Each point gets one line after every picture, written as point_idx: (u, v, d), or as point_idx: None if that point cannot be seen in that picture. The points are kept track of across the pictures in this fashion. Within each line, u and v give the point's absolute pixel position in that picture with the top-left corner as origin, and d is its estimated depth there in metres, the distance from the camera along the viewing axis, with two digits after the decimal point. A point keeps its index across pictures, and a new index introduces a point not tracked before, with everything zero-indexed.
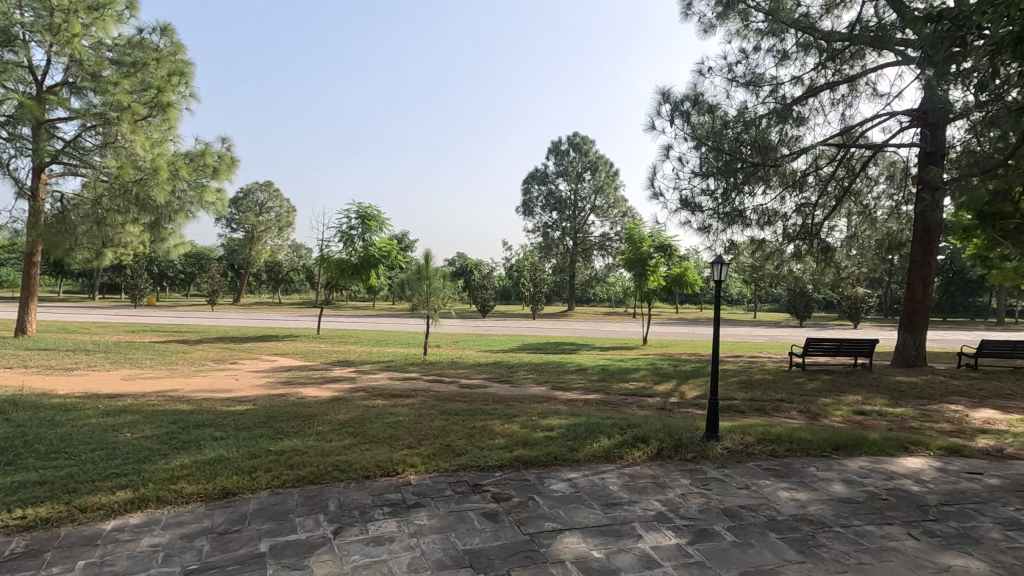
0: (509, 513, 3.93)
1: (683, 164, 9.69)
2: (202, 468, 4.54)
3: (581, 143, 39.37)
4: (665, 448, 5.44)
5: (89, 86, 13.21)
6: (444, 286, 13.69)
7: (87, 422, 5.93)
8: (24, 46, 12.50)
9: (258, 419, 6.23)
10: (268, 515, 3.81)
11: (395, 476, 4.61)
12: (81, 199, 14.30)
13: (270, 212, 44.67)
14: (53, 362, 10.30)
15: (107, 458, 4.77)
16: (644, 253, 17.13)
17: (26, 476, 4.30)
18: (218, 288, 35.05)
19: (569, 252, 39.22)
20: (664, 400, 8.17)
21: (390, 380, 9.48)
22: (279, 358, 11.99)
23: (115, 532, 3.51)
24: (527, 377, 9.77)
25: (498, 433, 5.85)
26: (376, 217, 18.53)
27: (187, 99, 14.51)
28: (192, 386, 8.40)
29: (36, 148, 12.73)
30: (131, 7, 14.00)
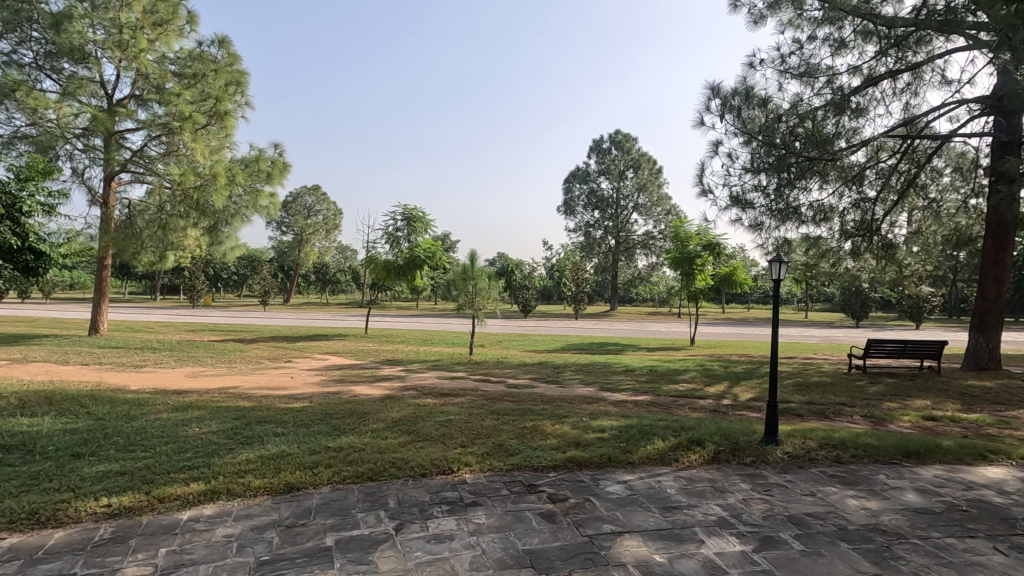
0: (567, 513, 3.91)
1: (732, 160, 9.42)
2: (267, 464, 4.71)
3: (623, 141, 38.92)
4: (722, 452, 5.31)
5: (155, 98, 13.93)
6: (489, 286, 13.77)
7: (158, 416, 6.26)
8: (96, 62, 13.31)
9: (315, 416, 6.42)
10: (331, 510, 3.92)
11: (450, 475, 4.66)
12: (147, 205, 15.16)
13: (318, 215, 46.08)
14: (123, 359, 10.90)
15: (179, 451, 5.01)
16: (690, 252, 16.73)
17: (108, 467, 4.58)
18: (270, 288, 36.38)
19: (612, 251, 38.78)
20: (716, 402, 7.97)
21: (438, 379, 9.59)
22: (330, 357, 12.30)
23: (191, 522, 3.68)
24: (574, 378, 9.71)
25: (550, 433, 5.85)
26: (421, 218, 18.86)
27: (243, 108, 15.13)
28: (251, 383, 8.74)
29: (107, 158, 13.55)
30: (191, 22, 14.67)
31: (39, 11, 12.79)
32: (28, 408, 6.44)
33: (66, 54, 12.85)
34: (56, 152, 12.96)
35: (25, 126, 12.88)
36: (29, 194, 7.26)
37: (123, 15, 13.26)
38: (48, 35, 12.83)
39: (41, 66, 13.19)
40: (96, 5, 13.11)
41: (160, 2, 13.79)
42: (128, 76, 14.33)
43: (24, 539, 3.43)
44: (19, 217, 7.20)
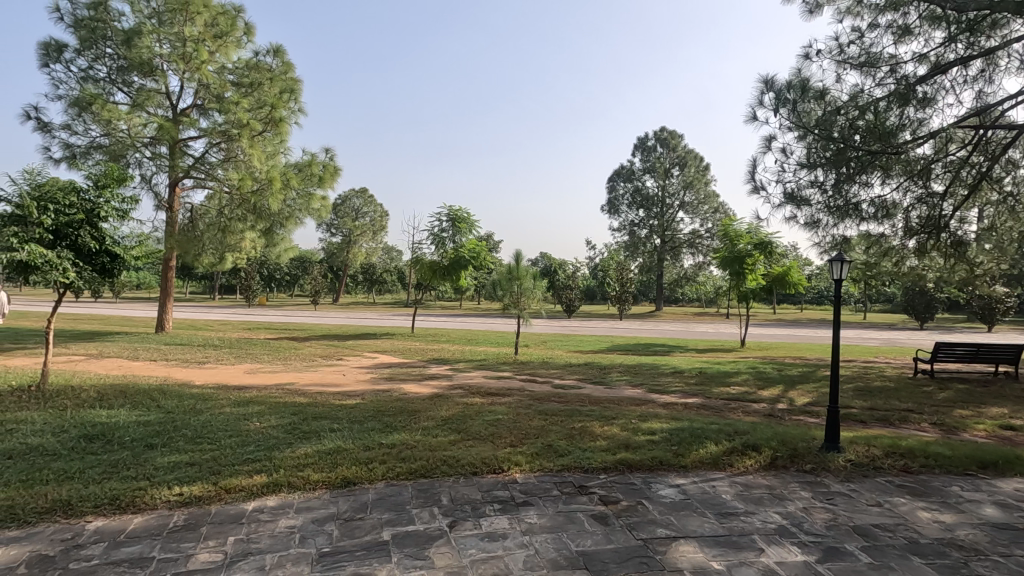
0: (619, 516, 3.88)
1: (787, 156, 9.10)
2: (324, 458, 4.87)
3: (668, 138, 38.25)
4: (779, 458, 5.13)
5: (215, 107, 14.58)
6: (535, 286, 13.79)
7: (222, 411, 6.58)
8: (162, 74, 14.08)
9: (367, 413, 6.60)
10: (386, 505, 4.02)
11: (501, 473, 4.70)
12: (207, 209, 15.92)
13: (365, 217, 47.35)
14: (188, 356, 11.51)
15: (242, 444, 5.25)
16: (741, 251, 16.19)
17: (179, 458, 4.84)
18: (320, 288, 37.61)
19: (657, 251, 38.10)
20: (771, 406, 7.71)
21: (484, 378, 9.66)
22: (379, 356, 12.60)
23: (256, 513, 3.85)
24: (621, 379, 9.59)
25: (599, 434, 5.80)
26: (465, 219, 19.11)
27: (296, 114, 15.72)
28: (305, 380, 9.06)
29: (172, 165, 14.34)
30: (248, 33, 15.30)
31: (112, 29, 13.66)
32: (106, 400, 6.91)
33: (136, 68, 13.66)
34: (127, 160, 13.81)
35: (100, 137, 13.78)
36: (104, 202, 7.77)
37: (186, 29, 13.97)
38: (121, 51, 13.68)
39: (114, 80, 14.08)
40: (162, 21, 13.87)
41: (221, 15, 14.38)
42: (191, 87, 15.08)
43: (107, 522, 3.67)
44: (97, 222, 7.77)
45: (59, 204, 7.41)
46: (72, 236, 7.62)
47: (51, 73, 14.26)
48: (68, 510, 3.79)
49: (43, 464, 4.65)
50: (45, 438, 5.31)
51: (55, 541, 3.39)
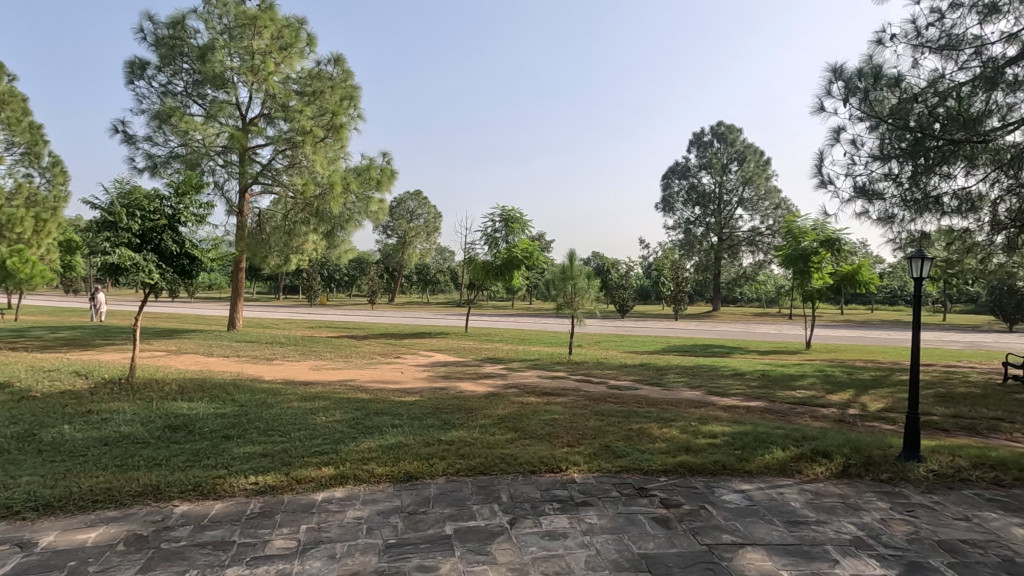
0: (681, 520, 3.80)
1: (857, 147, 8.63)
2: (386, 453, 5.01)
3: (726, 133, 37.11)
4: (853, 466, 4.87)
5: (281, 115, 15.30)
6: (589, 286, 13.71)
7: (291, 405, 6.90)
8: (233, 86, 14.91)
9: (426, 410, 6.75)
10: (448, 500, 4.11)
11: (559, 473, 4.70)
12: (274, 213, 16.72)
13: (420, 219, 48.53)
14: (257, 353, 12.15)
15: (310, 437, 5.49)
16: (805, 248, 15.43)
17: (253, 449, 5.11)
18: (377, 288, 38.78)
19: (714, 249, 36.96)
20: (842, 412, 7.32)
21: (539, 378, 9.67)
22: (435, 354, 12.86)
23: (325, 503, 4.02)
24: (678, 381, 9.36)
25: (659, 436, 5.70)
26: (518, 219, 19.31)
27: (356, 120, 16.31)
28: (366, 377, 9.38)
29: (241, 171, 15.16)
30: (311, 44, 15.97)
31: (189, 45, 14.57)
32: (187, 393, 7.39)
33: (209, 81, 14.54)
34: (202, 168, 14.72)
35: (178, 147, 14.73)
36: (184, 208, 8.30)
37: (255, 43, 14.74)
38: (196, 66, 14.59)
39: (190, 93, 15.02)
40: (233, 36, 14.66)
41: (285, 28, 15.10)
42: (259, 97, 15.89)
43: (192, 507, 3.94)
44: (178, 227, 8.32)
45: (145, 210, 8.01)
46: (156, 241, 8.17)
47: (135, 89, 15.36)
48: (157, 495, 4.07)
49: (134, 451, 5.03)
50: (135, 427, 5.74)
51: (148, 522, 3.67)
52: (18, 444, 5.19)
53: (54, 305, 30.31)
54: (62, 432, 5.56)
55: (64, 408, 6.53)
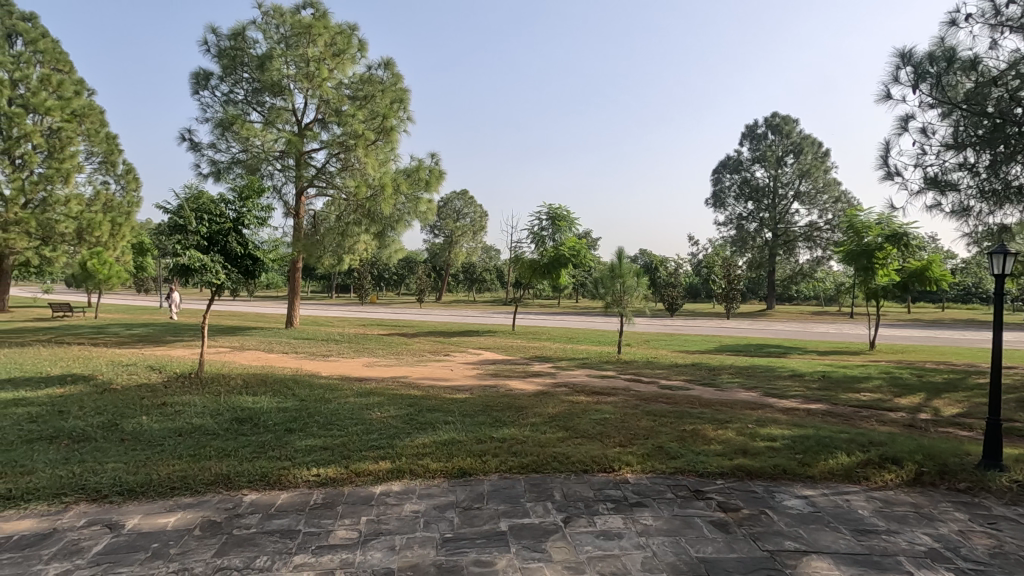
0: (741, 524, 3.69)
1: (929, 135, 8.12)
2: (440, 449, 5.12)
3: (781, 124, 35.74)
4: (926, 474, 4.61)
5: (335, 120, 15.81)
6: (638, 285, 13.54)
7: (347, 400, 7.14)
8: (290, 93, 15.51)
9: (477, 408, 6.84)
10: (502, 497, 4.15)
11: (611, 472, 4.67)
12: (328, 215, 17.29)
13: (466, 218, 49.29)
14: (314, 349, 12.63)
15: (366, 432, 5.67)
16: (869, 244, 14.65)
17: (314, 442, 5.32)
18: (425, 287, 39.53)
19: (768, 245, 35.65)
20: (911, 416, 6.93)
21: (587, 377, 9.62)
22: (483, 352, 12.99)
23: (383, 496, 4.14)
24: (733, 382, 9.09)
25: (714, 438, 5.56)
26: (565, 217, 19.48)
27: (406, 122, 16.67)
28: (417, 374, 9.60)
29: (298, 175, 15.78)
30: (362, 49, 16.42)
31: (249, 55, 15.26)
32: (252, 387, 7.77)
33: (268, 89, 15.19)
34: (262, 173, 15.42)
35: (239, 153, 15.46)
36: (247, 211, 8.72)
37: (310, 50, 15.29)
38: (255, 74, 15.27)
39: (250, 101, 15.74)
40: (289, 45, 15.24)
41: (339, 35, 15.56)
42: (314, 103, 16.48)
43: (260, 496, 4.14)
44: (242, 229, 8.74)
45: (212, 214, 8.47)
46: (222, 243, 8.62)
47: (201, 99, 16.24)
48: (228, 483, 4.31)
49: (206, 442, 5.33)
50: (206, 420, 6.08)
51: (221, 509, 3.88)
52: (105, 432, 5.61)
53: (117, 305, 30.71)
54: (141, 423, 5.96)
55: (142, 400, 6.99)
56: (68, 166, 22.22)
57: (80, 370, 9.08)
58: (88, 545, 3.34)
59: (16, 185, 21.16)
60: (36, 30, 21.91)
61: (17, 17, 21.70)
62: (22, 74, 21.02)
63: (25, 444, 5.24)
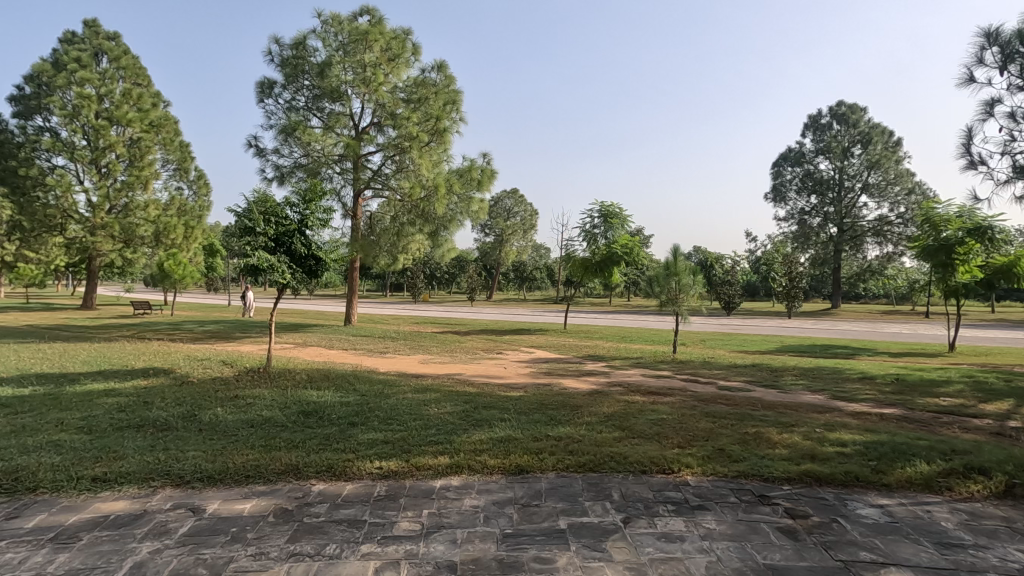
0: (811, 532, 3.55)
1: (1019, 120, 7.49)
2: (497, 445, 5.17)
3: (847, 113, 33.93)
4: (1018, 486, 4.27)
5: (390, 123, 16.24)
6: (694, 283, 13.19)
7: (405, 396, 7.33)
8: (348, 98, 16.04)
9: (532, 406, 6.86)
10: (559, 495, 4.15)
11: (671, 474, 4.58)
12: (384, 216, 17.76)
13: (516, 216, 49.59)
14: (372, 346, 13.04)
15: (425, 427, 5.81)
16: (949, 239, 13.57)
17: (376, 436, 5.49)
18: (476, 286, 39.98)
19: (833, 241, 33.88)
20: (999, 424, 6.43)
21: (642, 376, 9.49)
22: (536, 350, 13.02)
23: (443, 490, 4.23)
24: (797, 384, 8.71)
25: (779, 442, 5.36)
26: (618, 215, 19.30)
27: (458, 123, 16.93)
28: (471, 371, 9.74)
29: (356, 177, 16.30)
30: (415, 53, 16.79)
31: (309, 63, 15.89)
32: (315, 382, 8.12)
33: (328, 95, 15.77)
34: (322, 176, 16.04)
35: (301, 158, 16.14)
36: (311, 213, 9.11)
37: (366, 56, 15.75)
38: (316, 81, 15.88)
39: (311, 107, 16.39)
40: (347, 51, 15.74)
41: (393, 40, 16.01)
42: (370, 107, 16.99)
43: (327, 487, 4.31)
44: (306, 231, 9.13)
45: (279, 217, 8.89)
46: (288, 244, 9.03)
47: (265, 106, 17.03)
48: (298, 473, 4.52)
49: (275, 433, 5.61)
50: (274, 412, 6.39)
51: (292, 497, 4.08)
52: (185, 422, 6.01)
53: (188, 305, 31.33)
54: (217, 414, 6.34)
55: (216, 393, 7.43)
56: (147, 173, 23.83)
57: (161, 364, 9.76)
58: (175, 527, 3.58)
59: (102, 192, 22.92)
60: (119, 47, 23.67)
61: (103, 37, 23.53)
62: (107, 89, 22.70)
63: (117, 431, 5.68)
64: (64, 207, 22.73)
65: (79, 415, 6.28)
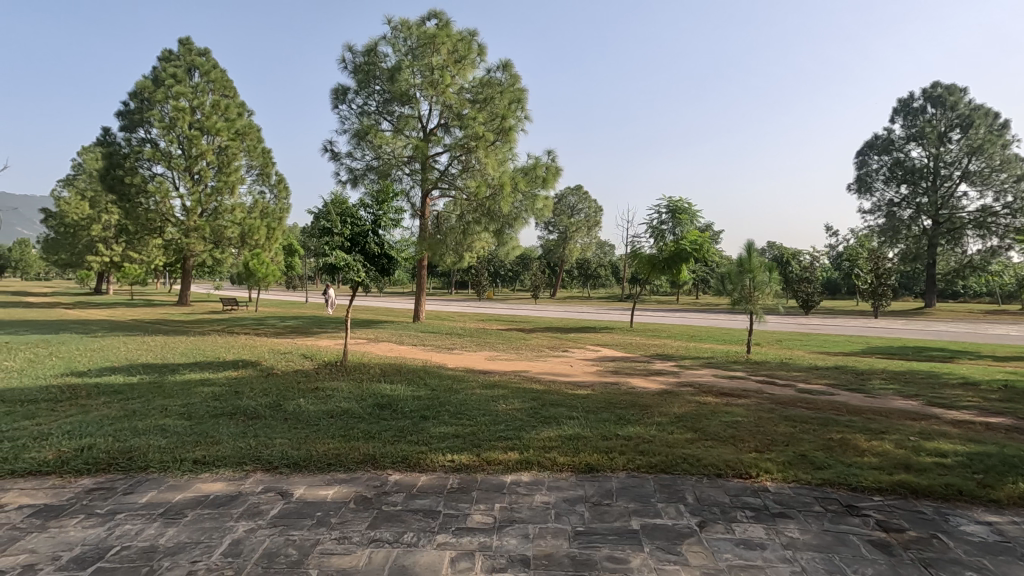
0: (907, 548, 3.30)
1: None
2: (566, 443, 5.18)
3: (943, 95, 31.27)
4: None
5: (457, 123, 16.56)
6: (770, 280, 12.57)
7: (473, 391, 7.47)
8: (416, 101, 16.50)
9: (599, 404, 6.80)
10: (631, 495, 4.10)
11: (748, 479, 4.41)
12: (450, 214, 18.14)
13: (580, 213, 49.08)
14: (439, 342, 13.37)
15: (494, 423, 5.89)
16: None
17: (447, 429, 5.64)
18: (540, 284, 40.04)
19: (927, 235, 31.22)
20: None
21: (714, 377, 9.18)
22: (602, 348, 12.86)
23: (514, 485, 4.28)
24: (887, 388, 8.12)
25: (868, 449, 5.02)
26: (686, 210, 18.72)
27: (523, 121, 17.00)
28: (537, 368, 9.78)
29: (424, 178, 16.76)
30: (481, 54, 17.01)
31: (380, 69, 16.47)
32: (388, 376, 8.44)
33: (398, 99, 16.30)
34: (393, 177, 16.62)
35: (373, 160, 16.80)
36: (383, 213, 9.46)
37: (434, 59, 16.13)
38: (386, 86, 16.45)
39: (382, 111, 16.98)
40: (416, 55, 16.20)
41: (460, 42, 16.31)
42: (438, 109, 17.39)
43: (403, 477, 4.48)
44: (379, 231, 9.49)
45: (354, 218, 9.30)
46: (362, 244, 9.42)
47: (340, 112, 17.82)
48: (375, 463, 4.72)
49: (354, 424, 5.89)
50: (352, 404, 6.70)
51: (370, 485, 4.28)
52: (272, 412, 6.41)
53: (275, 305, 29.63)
54: (299, 404, 6.73)
55: (298, 384, 7.89)
56: (233, 179, 25.61)
57: (248, 356, 10.49)
58: (267, 509, 3.84)
59: (195, 198, 24.89)
60: (209, 62, 25.50)
61: (195, 54, 25.42)
62: (199, 101, 24.62)
63: (213, 418, 6.15)
64: (163, 212, 24.95)
65: (179, 402, 6.86)
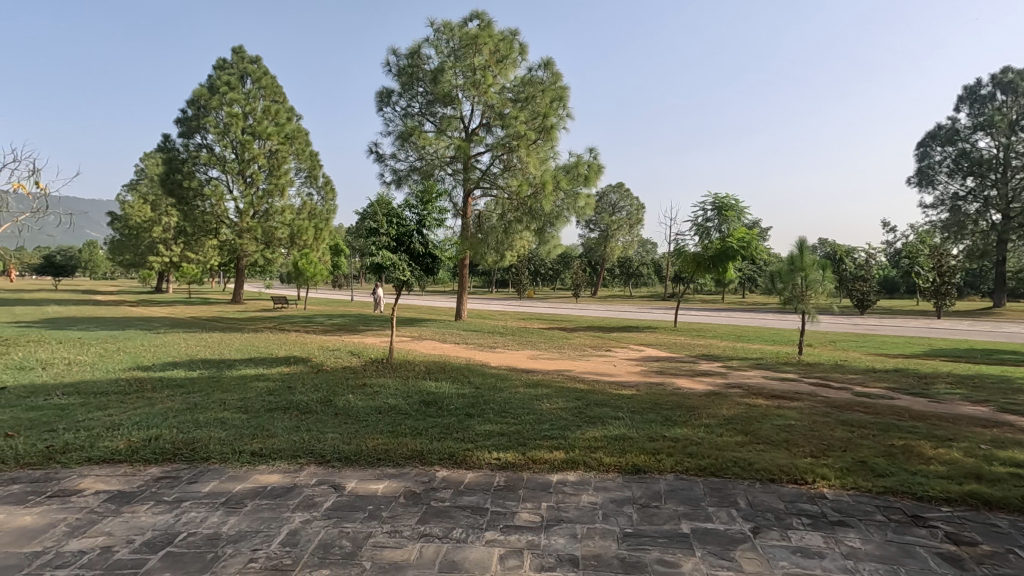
0: (981, 562, 3.11)
1: None
2: (612, 443, 5.13)
3: (1015, 81, 29.27)
4: None
5: (498, 123, 16.64)
6: (823, 278, 12.07)
7: (517, 390, 7.50)
8: (458, 101, 16.67)
9: (645, 405, 6.70)
10: (680, 498, 4.02)
11: (804, 485, 4.25)
12: (491, 213, 18.22)
13: (621, 211, 48.40)
14: (482, 341, 13.48)
15: (538, 422, 5.89)
16: None
17: (493, 427, 5.68)
18: (580, 283, 39.75)
19: (996, 230, 29.30)
20: None
21: (764, 379, 8.89)
22: (646, 348, 12.66)
23: (560, 485, 4.27)
24: (952, 393, 7.68)
25: (934, 457, 4.76)
26: (733, 207, 18.18)
27: (565, 119, 16.90)
28: (580, 368, 9.72)
29: (466, 177, 16.90)
30: (522, 53, 17.02)
31: (423, 71, 16.73)
32: (432, 374, 8.56)
33: (440, 100, 16.51)
34: (436, 177, 16.85)
35: (416, 161, 17.07)
36: (427, 214, 9.61)
37: (476, 59, 16.26)
38: (429, 88, 16.69)
39: (425, 112, 17.23)
40: (458, 56, 16.36)
41: (502, 42, 16.38)
42: (479, 109, 17.51)
43: (450, 473, 4.53)
44: (423, 231, 9.65)
45: (399, 218, 9.48)
46: (407, 243, 9.59)
47: (385, 114, 18.20)
48: (423, 459, 4.80)
49: (400, 420, 6.01)
50: (398, 401, 6.84)
51: (419, 481, 4.35)
52: (323, 407, 6.61)
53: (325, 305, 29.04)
54: (348, 400, 6.91)
55: (346, 381, 8.11)
56: (283, 181, 26.54)
57: (299, 353, 10.87)
58: (320, 501, 3.97)
59: (247, 200, 25.94)
60: (260, 69, 26.48)
61: (247, 61, 26.46)
62: (250, 107, 25.60)
63: (268, 412, 6.40)
64: (218, 214, 26.09)
65: (236, 396, 7.16)
